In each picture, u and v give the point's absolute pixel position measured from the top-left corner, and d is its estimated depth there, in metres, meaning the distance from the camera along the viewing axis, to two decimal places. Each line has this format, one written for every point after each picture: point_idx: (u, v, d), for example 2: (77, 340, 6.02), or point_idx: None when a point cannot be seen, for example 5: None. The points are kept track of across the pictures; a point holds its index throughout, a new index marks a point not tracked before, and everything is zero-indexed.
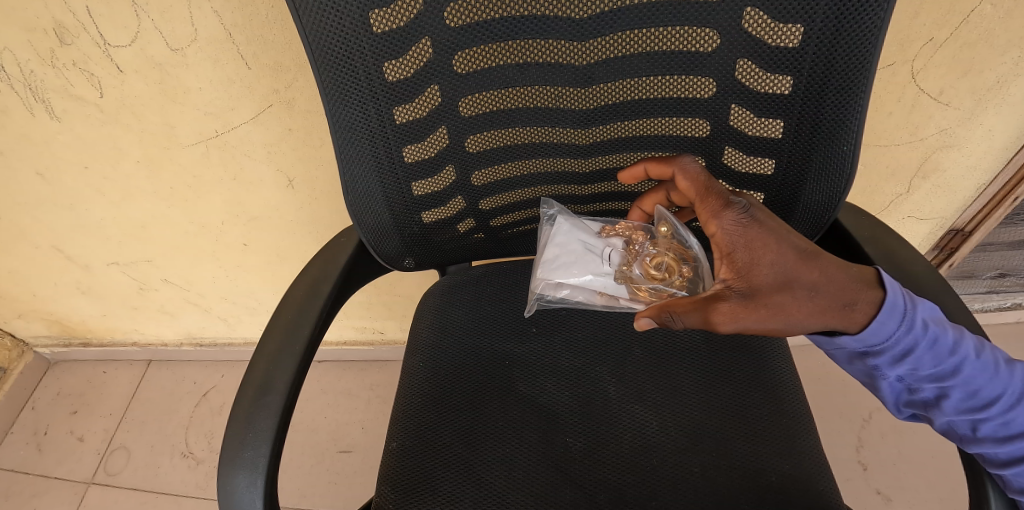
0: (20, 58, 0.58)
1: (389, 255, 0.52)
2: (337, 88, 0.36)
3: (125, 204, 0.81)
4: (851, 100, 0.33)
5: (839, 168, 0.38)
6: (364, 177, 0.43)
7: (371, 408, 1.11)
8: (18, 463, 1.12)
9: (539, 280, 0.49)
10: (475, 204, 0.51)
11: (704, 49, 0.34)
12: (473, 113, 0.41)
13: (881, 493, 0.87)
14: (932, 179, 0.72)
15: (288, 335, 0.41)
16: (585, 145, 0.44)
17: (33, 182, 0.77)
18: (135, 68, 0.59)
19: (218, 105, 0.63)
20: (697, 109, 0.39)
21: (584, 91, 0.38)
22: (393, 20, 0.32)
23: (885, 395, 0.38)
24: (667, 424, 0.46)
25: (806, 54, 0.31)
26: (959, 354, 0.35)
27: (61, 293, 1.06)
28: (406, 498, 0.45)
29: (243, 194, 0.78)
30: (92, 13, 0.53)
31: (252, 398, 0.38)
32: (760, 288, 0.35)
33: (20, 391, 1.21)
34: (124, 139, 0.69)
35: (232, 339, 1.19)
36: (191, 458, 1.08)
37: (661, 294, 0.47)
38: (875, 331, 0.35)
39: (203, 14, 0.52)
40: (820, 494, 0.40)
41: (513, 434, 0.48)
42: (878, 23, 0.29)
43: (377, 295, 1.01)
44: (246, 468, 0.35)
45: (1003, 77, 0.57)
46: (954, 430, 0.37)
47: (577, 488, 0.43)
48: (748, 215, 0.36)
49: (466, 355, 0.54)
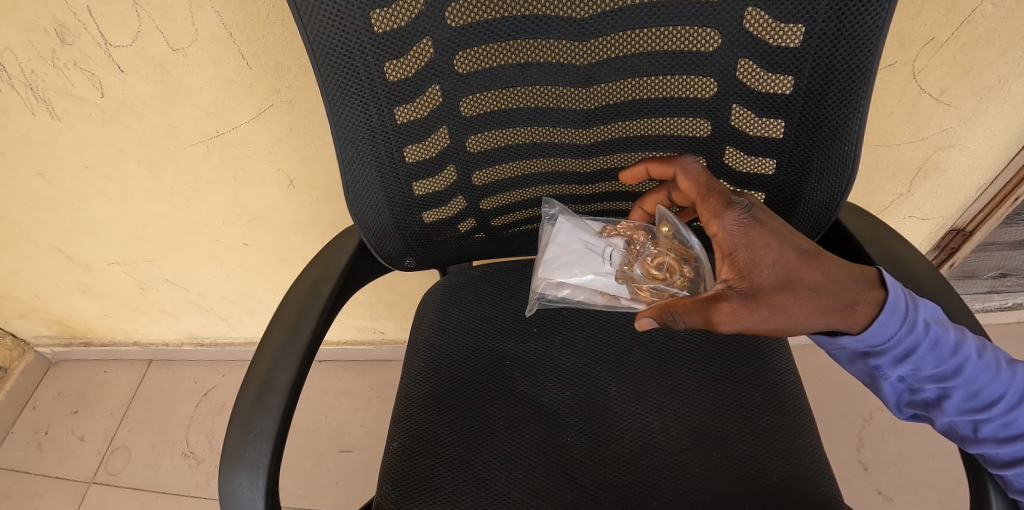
0: (21, 58, 0.58)
1: (390, 255, 0.52)
2: (337, 88, 0.36)
3: (126, 203, 0.81)
4: (852, 100, 0.33)
5: (840, 167, 0.38)
6: (364, 177, 0.43)
7: (372, 408, 1.11)
8: (18, 463, 1.12)
9: (540, 280, 0.50)
10: (476, 203, 0.51)
11: (705, 49, 0.34)
12: (473, 113, 0.41)
13: (882, 494, 0.87)
14: (933, 179, 0.72)
15: (289, 335, 0.41)
16: (586, 145, 0.44)
17: (33, 182, 0.77)
18: (135, 68, 0.59)
19: (218, 105, 0.63)
20: (698, 109, 0.39)
21: (585, 91, 0.38)
22: (394, 20, 0.32)
23: (886, 395, 0.38)
24: (668, 424, 0.46)
25: (807, 53, 0.31)
26: (961, 355, 0.35)
27: (61, 293, 1.06)
28: (407, 497, 0.45)
29: (243, 194, 0.78)
30: (92, 12, 0.53)
31: (252, 398, 0.38)
32: (761, 289, 0.35)
33: (20, 391, 1.21)
34: (125, 139, 0.69)
35: (233, 339, 1.19)
36: (192, 458, 1.08)
37: (662, 294, 0.47)
38: (876, 332, 0.35)
39: (203, 14, 0.52)
40: (820, 495, 0.40)
41: (513, 434, 0.48)
42: (879, 23, 0.29)
43: (377, 294, 1.01)
44: (246, 468, 0.35)
45: (1004, 77, 0.57)
46: (955, 430, 0.37)
47: (577, 487, 0.43)
48: (749, 215, 0.36)
49: (467, 355, 0.54)
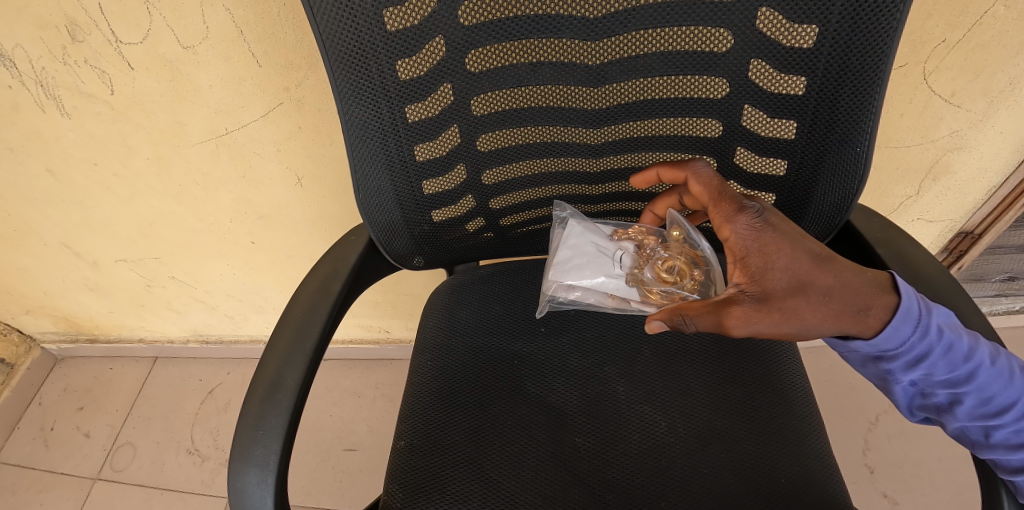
0: (32, 55, 0.58)
1: (399, 253, 0.52)
2: (351, 87, 0.36)
3: (135, 201, 0.82)
4: (867, 100, 0.33)
5: (853, 167, 0.38)
6: (375, 175, 0.43)
7: (376, 407, 1.11)
8: (25, 459, 1.13)
9: (551, 281, 0.49)
10: (486, 203, 0.51)
11: (718, 49, 0.34)
12: (484, 112, 0.41)
13: (888, 497, 0.86)
14: (943, 181, 0.72)
15: (297, 333, 0.41)
16: (596, 145, 0.44)
17: (42, 178, 0.78)
18: (145, 65, 0.59)
19: (228, 103, 0.63)
20: (710, 110, 0.39)
21: (596, 91, 0.38)
22: (407, 19, 0.32)
23: (897, 398, 0.38)
24: (676, 425, 0.46)
25: (820, 53, 0.31)
26: (975, 361, 0.34)
27: (68, 289, 1.07)
28: (415, 496, 0.45)
29: (253, 192, 0.78)
30: (103, 9, 0.53)
31: (263, 396, 0.38)
32: (773, 292, 0.35)
33: (26, 387, 1.22)
34: (134, 136, 0.69)
35: (238, 337, 1.20)
36: (197, 455, 1.08)
37: (673, 297, 0.46)
38: (889, 337, 0.35)
39: (215, 11, 0.52)
40: (830, 497, 0.40)
41: (522, 434, 0.47)
42: (894, 24, 0.29)
43: (383, 294, 1.01)
44: (257, 465, 0.35)
45: (1016, 79, 0.56)
46: (966, 435, 0.36)
47: (585, 487, 0.43)
48: (761, 219, 0.35)
49: (474, 354, 0.54)
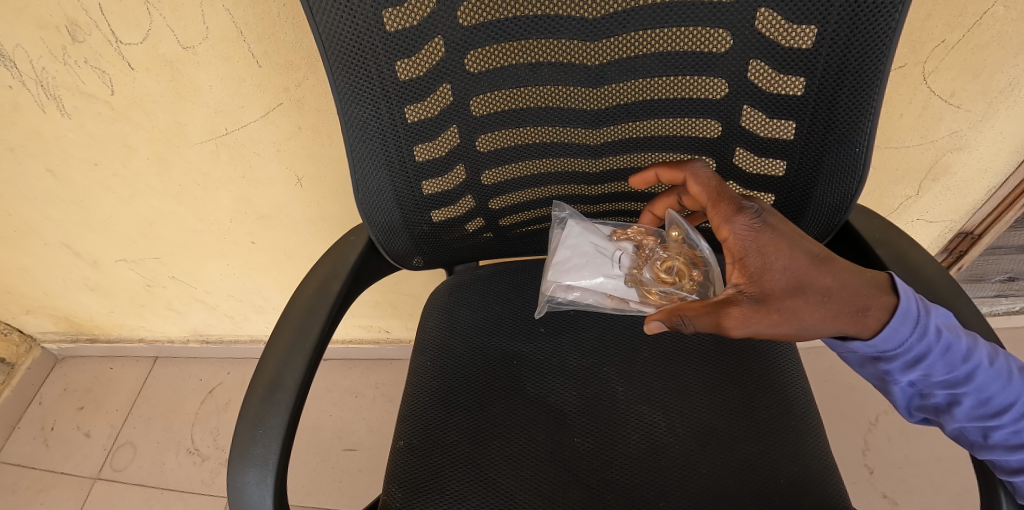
0: (32, 56, 0.58)
1: (398, 253, 0.52)
2: (350, 87, 0.36)
3: (135, 201, 0.82)
4: (865, 101, 0.33)
5: (851, 167, 0.38)
6: (375, 176, 0.43)
7: (376, 407, 1.11)
8: (25, 458, 1.13)
9: (550, 282, 0.49)
10: (485, 203, 0.51)
11: (718, 49, 0.34)
12: (483, 112, 0.41)
13: (888, 497, 0.86)
14: (943, 181, 0.72)
15: (297, 333, 0.41)
16: (596, 146, 0.44)
17: (42, 178, 0.78)
18: (145, 65, 0.59)
19: (228, 103, 0.63)
20: (709, 110, 0.39)
21: (595, 91, 0.38)
22: (406, 19, 0.32)
23: (896, 399, 0.38)
24: (675, 425, 0.46)
25: (819, 53, 0.31)
26: (973, 362, 0.34)
27: (68, 289, 1.07)
28: (414, 496, 0.45)
29: (253, 192, 0.78)
30: (103, 10, 0.53)
31: (262, 396, 0.38)
32: (771, 293, 0.35)
33: (26, 387, 1.22)
34: (134, 136, 0.69)
35: (238, 337, 1.20)
36: (197, 455, 1.09)
37: (671, 297, 0.46)
38: (887, 337, 0.35)
39: (215, 12, 0.52)
40: (829, 497, 0.40)
41: (521, 434, 0.47)
42: (893, 24, 0.29)
43: (382, 294, 1.01)
44: (256, 465, 0.35)
45: (1016, 80, 0.56)
46: (965, 436, 0.36)
47: (584, 487, 0.43)
48: (760, 220, 0.35)
49: (474, 354, 0.54)
